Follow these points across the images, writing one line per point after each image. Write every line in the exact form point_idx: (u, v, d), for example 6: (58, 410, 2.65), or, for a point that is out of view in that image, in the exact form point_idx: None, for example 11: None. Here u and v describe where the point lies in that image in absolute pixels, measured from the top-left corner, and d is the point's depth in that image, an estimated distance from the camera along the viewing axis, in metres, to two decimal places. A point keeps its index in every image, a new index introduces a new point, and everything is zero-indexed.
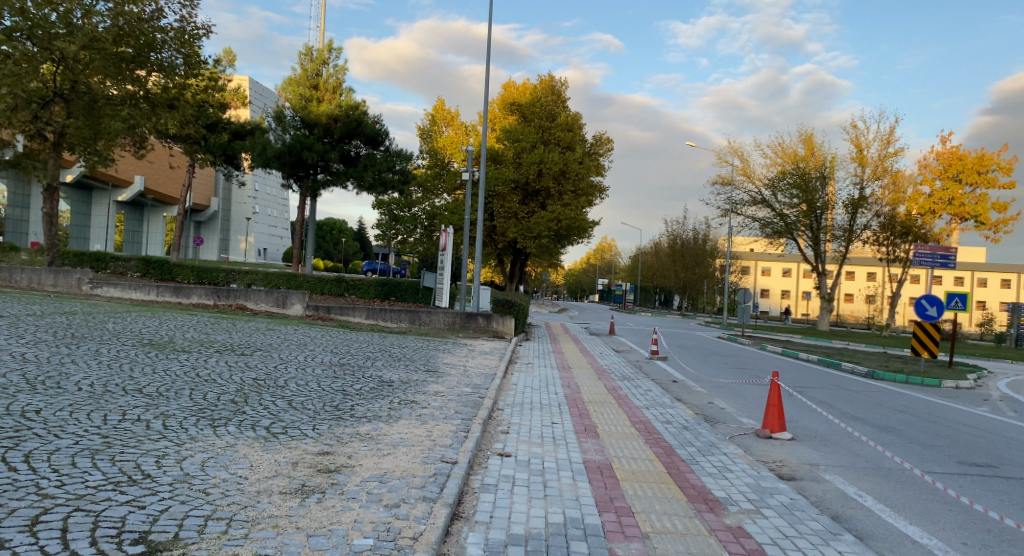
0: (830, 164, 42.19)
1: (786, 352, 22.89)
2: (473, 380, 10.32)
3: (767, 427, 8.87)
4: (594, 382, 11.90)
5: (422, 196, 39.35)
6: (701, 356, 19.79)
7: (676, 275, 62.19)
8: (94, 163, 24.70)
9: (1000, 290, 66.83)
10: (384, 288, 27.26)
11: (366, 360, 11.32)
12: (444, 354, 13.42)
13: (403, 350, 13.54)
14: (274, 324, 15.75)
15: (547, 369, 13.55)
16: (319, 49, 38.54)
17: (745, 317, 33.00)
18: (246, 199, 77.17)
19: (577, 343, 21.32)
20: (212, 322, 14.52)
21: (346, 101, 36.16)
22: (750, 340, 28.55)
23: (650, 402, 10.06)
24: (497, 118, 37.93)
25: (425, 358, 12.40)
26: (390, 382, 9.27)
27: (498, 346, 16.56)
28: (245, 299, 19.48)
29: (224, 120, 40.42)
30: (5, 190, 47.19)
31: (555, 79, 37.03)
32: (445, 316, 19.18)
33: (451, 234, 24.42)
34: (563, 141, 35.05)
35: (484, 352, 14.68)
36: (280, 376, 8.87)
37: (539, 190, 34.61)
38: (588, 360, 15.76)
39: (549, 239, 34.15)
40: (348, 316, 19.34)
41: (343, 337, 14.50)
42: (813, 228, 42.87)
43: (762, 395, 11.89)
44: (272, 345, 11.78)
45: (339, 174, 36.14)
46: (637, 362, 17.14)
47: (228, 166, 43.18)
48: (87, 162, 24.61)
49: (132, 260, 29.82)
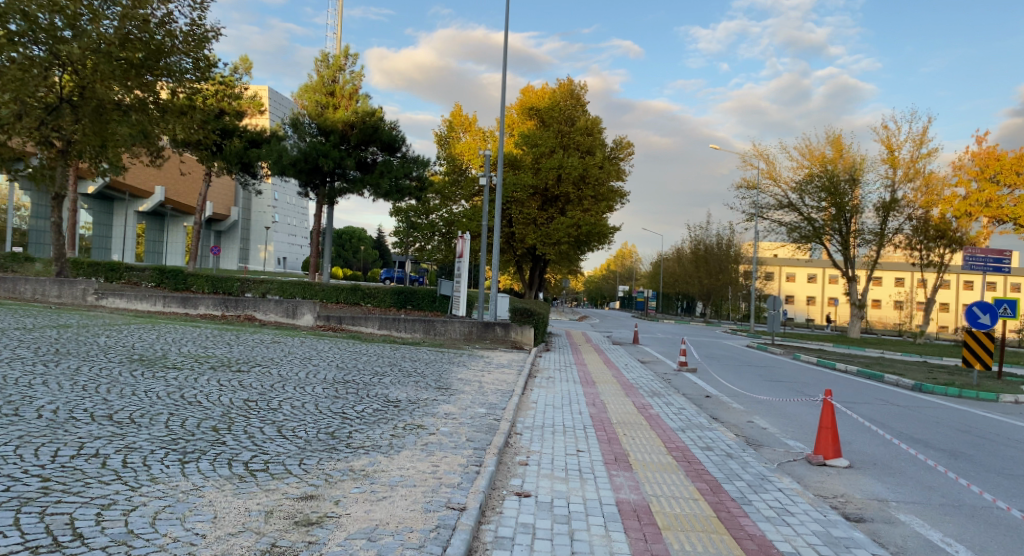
0: (859, 165, 40.86)
1: (822, 362, 21.76)
2: (489, 398, 9.40)
3: (821, 452, 7.94)
4: (622, 399, 10.94)
5: (440, 203, 38.58)
6: (733, 367, 18.70)
7: (699, 282, 60.93)
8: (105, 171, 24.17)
9: None
10: (401, 297, 26.34)
11: (373, 376, 10.43)
12: (460, 368, 12.49)
13: (414, 363, 12.64)
14: (281, 336, 14.91)
15: (570, 384, 12.59)
16: (335, 55, 38.02)
17: (775, 324, 31.79)
18: (266, 207, 77.48)
19: (600, 353, 20.35)
20: (215, 335, 13.69)
21: (363, 107, 35.64)
22: (780, 348, 27.42)
23: (686, 424, 9.09)
24: (515, 123, 37.13)
25: (437, 373, 11.48)
26: (397, 403, 8.37)
27: (517, 358, 15.63)
28: (254, 310, 18.74)
29: (240, 129, 40.09)
30: (28, 203, 47.17)
31: (574, 83, 36.13)
32: (461, 325, 18.29)
33: (468, 240, 23.57)
34: (582, 146, 34.13)
35: (502, 365, 13.74)
36: (276, 396, 7.98)
37: (558, 196, 33.76)
38: (612, 373, 14.79)
39: (569, 246, 33.18)
40: (360, 326, 18.54)
41: (353, 351, 13.61)
42: (843, 233, 41.65)
43: (807, 413, 10.87)
44: (275, 360, 10.91)
45: (355, 181, 35.51)
46: (665, 375, 16.11)
47: (245, 174, 42.75)
48: (98, 169, 24.08)
49: (147, 270, 29.27)
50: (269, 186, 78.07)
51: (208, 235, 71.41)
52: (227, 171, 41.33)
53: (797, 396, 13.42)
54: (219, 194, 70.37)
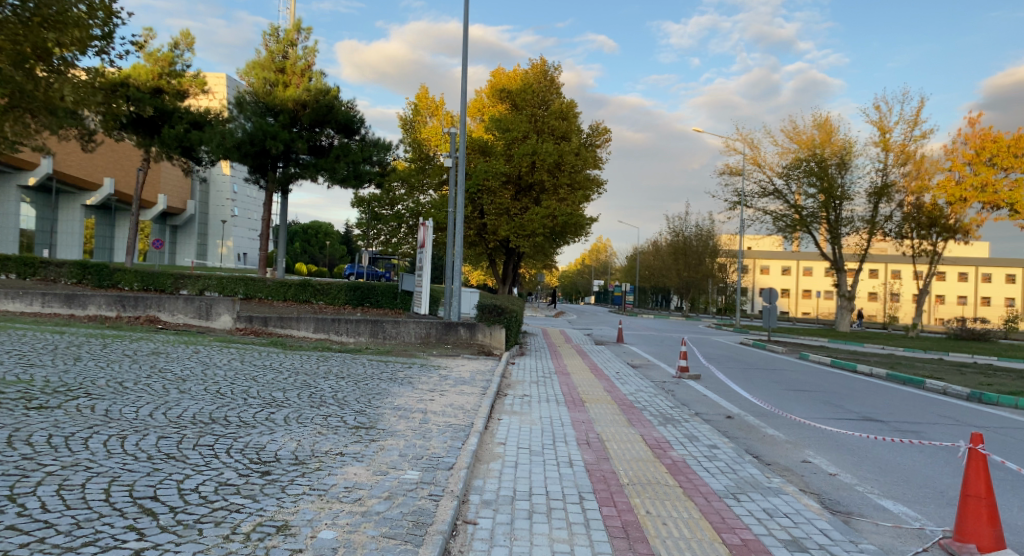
0: (849, 149, 37.90)
1: (836, 363, 18.74)
2: (431, 446, 6.09)
3: (970, 540, 4.85)
4: (627, 433, 7.72)
5: (405, 193, 34.18)
6: (742, 373, 15.54)
7: (678, 274, 58.32)
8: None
9: (1006, 284, 63.84)
10: (357, 293, 23.02)
11: (260, 410, 6.95)
12: (402, 389, 9.07)
13: (340, 382, 9.21)
14: (172, 345, 11.41)
15: (550, 407, 9.29)
16: (287, 29, 34.38)
17: (771, 321, 28.39)
18: (225, 201, 73.43)
19: (584, 358, 17.08)
20: (72, 345, 10.08)
21: (316, 85, 31.94)
22: (782, 346, 24.33)
23: (736, 482, 5.92)
24: (484, 107, 33.78)
25: (365, 399, 8.07)
26: (268, 469, 5.00)
27: (483, 368, 12.37)
28: (158, 309, 15.29)
29: (183, 110, 36.34)
30: None
31: (548, 65, 32.88)
32: (416, 326, 14.93)
33: (431, 227, 20.22)
34: (557, 131, 30.88)
35: (459, 380, 10.38)
36: (48, 465, 4.55)
37: (532, 184, 30.44)
38: (602, 386, 11.59)
39: (544, 237, 29.95)
40: (291, 330, 15.13)
41: (261, 366, 10.08)
42: (830, 221, 38.52)
43: (883, 449, 7.76)
44: (123, 387, 7.37)
45: (308, 165, 31.92)
46: (666, 386, 12.92)
47: (188, 160, 38.79)
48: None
49: (65, 264, 25.38)
50: (226, 178, 73.86)
51: (163, 230, 67.14)
52: (166, 154, 37.26)
53: (844, 415, 10.29)
54: (173, 187, 66.14)
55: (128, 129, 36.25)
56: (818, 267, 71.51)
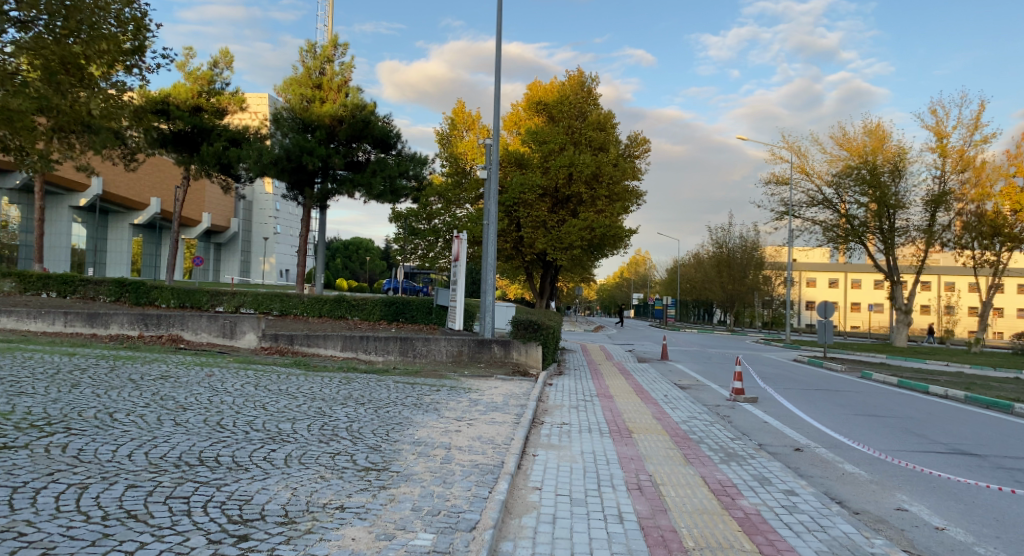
0: (903, 156, 36.07)
1: (905, 383, 17.24)
2: (451, 496, 5.10)
3: None
4: (684, 474, 6.63)
5: (442, 207, 33.81)
6: (803, 396, 14.24)
7: (722, 287, 56.56)
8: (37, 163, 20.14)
9: None
10: (392, 308, 22.22)
11: (258, 448, 6.01)
12: (425, 418, 8.09)
13: (358, 411, 8.26)
14: (185, 368, 10.63)
15: (593, 438, 8.23)
16: (323, 45, 34.08)
17: (827, 336, 26.72)
18: (267, 218, 74.03)
19: (628, 378, 15.92)
20: (75, 369, 9.35)
21: (352, 100, 31.36)
22: (841, 364, 22.78)
23: (828, 545, 4.81)
24: (521, 120, 32.89)
25: (383, 432, 7.11)
26: (247, 533, 4.07)
27: (519, 390, 11.35)
28: (181, 328, 14.65)
29: (221, 127, 36.19)
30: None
31: (585, 75, 31.95)
32: (447, 344, 14.00)
33: (466, 240, 19.33)
34: (595, 142, 29.87)
35: (491, 406, 9.37)
36: None
37: (569, 196, 29.44)
38: (650, 412, 10.47)
39: (581, 251, 28.88)
40: (317, 349, 14.33)
41: (275, 391, 9.20)
42: (884, 231, 36.56)
43: (994, 496, 6.51)
44: (110, 420, 6.52)
45: (344, 181, 31.44)
46: (721, 411, 11.73)
47: (227, 176, 38.66)
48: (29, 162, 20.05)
49: (104, 282, 25.16)
50: (268, 196, 74.44)
51: (207, 248, 67.79)
52: (205, 171, 37.17)
53: (931, 447, 9.00)
54: (216, 205, 66.78)
55: (169, 147, 36.35)
56: (867, 279, 68.97)
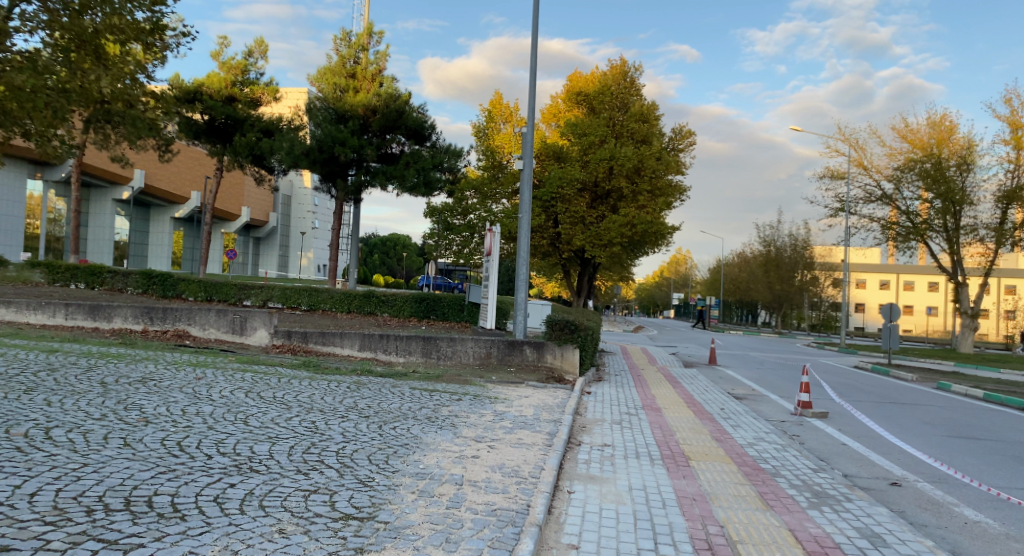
0: (971, 148, 33.51)
1: (990, 396, 15.36)
2: None
3: None
4: (769, 529, 5.14)
5: (478, 202, 32.27)
6: (879, 411, 12.49)
7: (769, 288, 54.15)
8: (58, 149, 19.00)
9: None
10: (423, 305, 20.91)
11: (211, 482, 4.60)
12: (437, 438, 6.66)
13: (358, 428, 6.82)
14: (175, 368, 9.31)
15: (644, 467, 6.75)
16: (358, 33, 32.94)
17: (891, 341, 24.63)
18: (307, 213, 73.66)
19: (677, 386, 14.29)
20: (43, 369, 8.05)
21: (387, 89, 30.19)
22: (910, 372, 20.79)
23: None
24: (560, 112, 31.15)
25: (383, 460, 5.68)
26: None
27: (556, 401, 9.89)
28: (188, 324, 13.55)
29: (255, 118, 35.17)
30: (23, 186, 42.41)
31: (628, 65, 30.21)
32: (474, 345, 12.60)
33: (499, 233, 17.86)
34: (637, 134, 28.15)
35: (519, 422, 7.90)
36: None
37: (609, 191, 27.77)
38: (710, 431, 8.92)
39: (622, 248, 27.25)
40: (332, 348, 13.07)
41: (267, 399, 7.83)
42: (947, 229, 34.08)
43: None
44: (40, 441, 5.17)
45: (376, 173, 30.12)
46: (790, 430, 10.14)
47: (260, 168, 37.76)
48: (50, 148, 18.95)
49: (132, 274, 24.19)
50: (307, 191, 74.12)
51: (246, 242, 67.53)
52: (239, 163, 36.21)
53: None
54: (257, 200, 66.48)
55: (202, 137, 35.53)
56: (920, 280, 65.77)
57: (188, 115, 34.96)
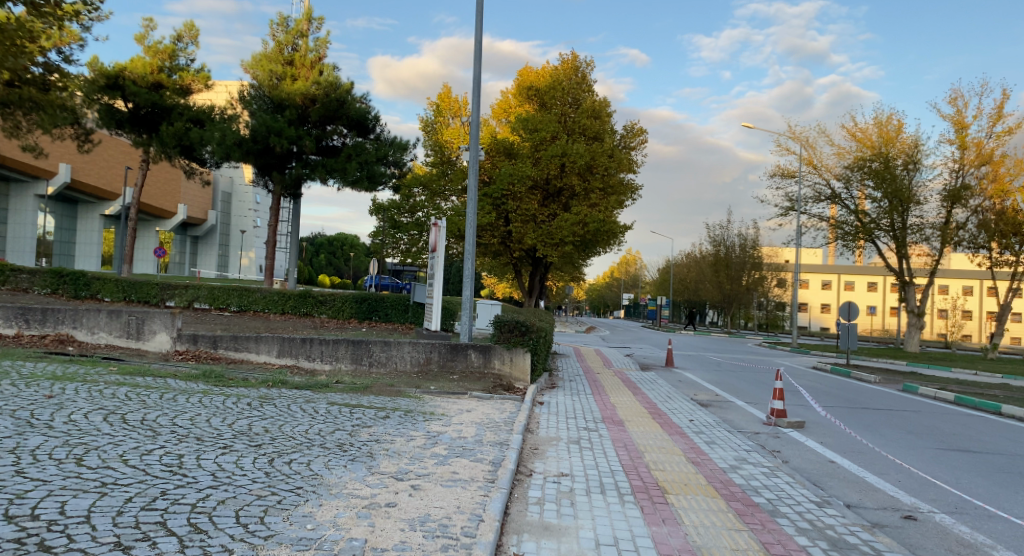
0: (919, 147, 33.16)
1: (964, 399, 14.37)
2: None
3: None
4: None
5: (426, 199, 30.63)
6: (860, 418, 11.29)
7: (720, 288, 53.69)
8: None
9: None
10: (364, 305, 19.29)
11: None
12: (343, 477, 5.05)
13: (238, 464, 5.14)
14: (26, 382, 7.41)
15: (613, 508, 5.25)
16: (297, 19, 30.83)
17: (850, 341, 23.83)
18: (247, 211, 70.50)
19: (638, 393, 12.90)
20: None
21: (327, 77, 28.21)
22: (873, 373, 19.86)
23: None
24: (510, 108, 29.55)
25: (256, 517, 4.07)
26: None
27: (502, 416, 8.33)
28: (73, 326, 11.68)
29: (184, 106, 32.66)
30: None
31: (580, 60, 28.96)
32: (411, 350, 11.02)
33: (444, 227, 16.17)
34: (589, 131, 26.83)
35: (455, 448, 6.34)
36: None
37: (561, 188, 26.40)
38: (685, 452, 7.51)
39: (575, 246, 25.87)
40: (247, 354, 11.31)
41: (130, 423, 6.07)
42: (895, 228, 33.61)
43: None
44: None
45: (314, 166, 28.03)
46: (772, 445, 8.81)
47: (192, 161, 35.22)
48: None
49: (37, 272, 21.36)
50: (247, 188, 70.95)
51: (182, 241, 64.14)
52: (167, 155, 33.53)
53: None
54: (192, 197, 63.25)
55: (126, 127, 32.83)
56: (861, 281, 66.40)
57: (110, 102, 32.21)
